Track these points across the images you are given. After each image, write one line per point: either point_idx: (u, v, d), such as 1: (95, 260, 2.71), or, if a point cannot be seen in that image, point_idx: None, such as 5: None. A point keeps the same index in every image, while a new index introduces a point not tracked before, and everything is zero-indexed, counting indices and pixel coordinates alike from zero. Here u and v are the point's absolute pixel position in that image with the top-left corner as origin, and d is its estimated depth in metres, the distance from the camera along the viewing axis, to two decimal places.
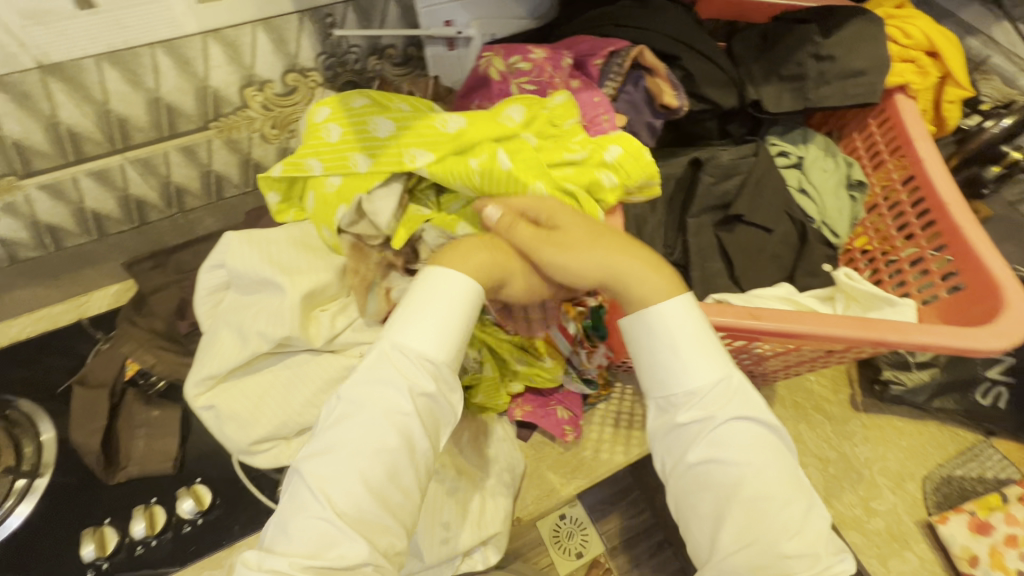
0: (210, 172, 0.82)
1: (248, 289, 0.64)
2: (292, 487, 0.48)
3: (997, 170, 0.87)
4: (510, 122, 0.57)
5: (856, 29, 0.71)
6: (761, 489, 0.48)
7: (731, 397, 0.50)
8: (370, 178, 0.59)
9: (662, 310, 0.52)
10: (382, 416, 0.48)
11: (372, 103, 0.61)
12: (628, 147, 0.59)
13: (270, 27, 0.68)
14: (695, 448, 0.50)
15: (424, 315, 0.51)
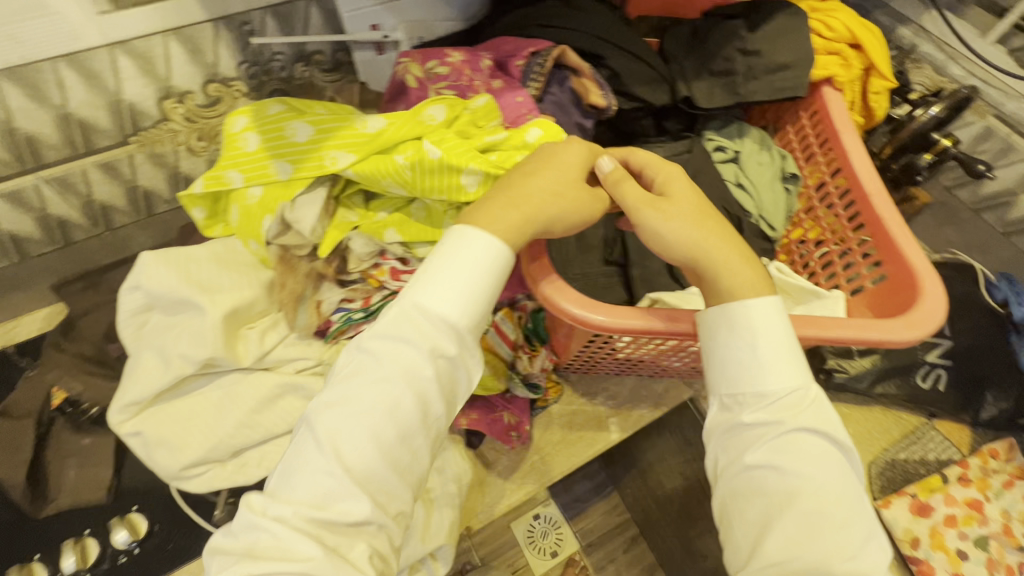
0: (136, 187, 0.79)
1: (169, 309, 0.62)
2: (302, 434, 0.46)
3: (929, 158, 0.87)
4: (431, 120, 0.56)
5: (778, 24, 0.71)
6: (813, 503, 0.46)
7: (802, 409, 0.49)
8: (293, 186, 0.57)
9: (760, 306, 0.50)
10: (400, 374, 0.46)
11: (292, 110, 0.59)
12: (548, 128, 0.57)
13: (183, 36, 0.65)
14: (755, 451, 0.48)
15: (447, 275, 0.47)
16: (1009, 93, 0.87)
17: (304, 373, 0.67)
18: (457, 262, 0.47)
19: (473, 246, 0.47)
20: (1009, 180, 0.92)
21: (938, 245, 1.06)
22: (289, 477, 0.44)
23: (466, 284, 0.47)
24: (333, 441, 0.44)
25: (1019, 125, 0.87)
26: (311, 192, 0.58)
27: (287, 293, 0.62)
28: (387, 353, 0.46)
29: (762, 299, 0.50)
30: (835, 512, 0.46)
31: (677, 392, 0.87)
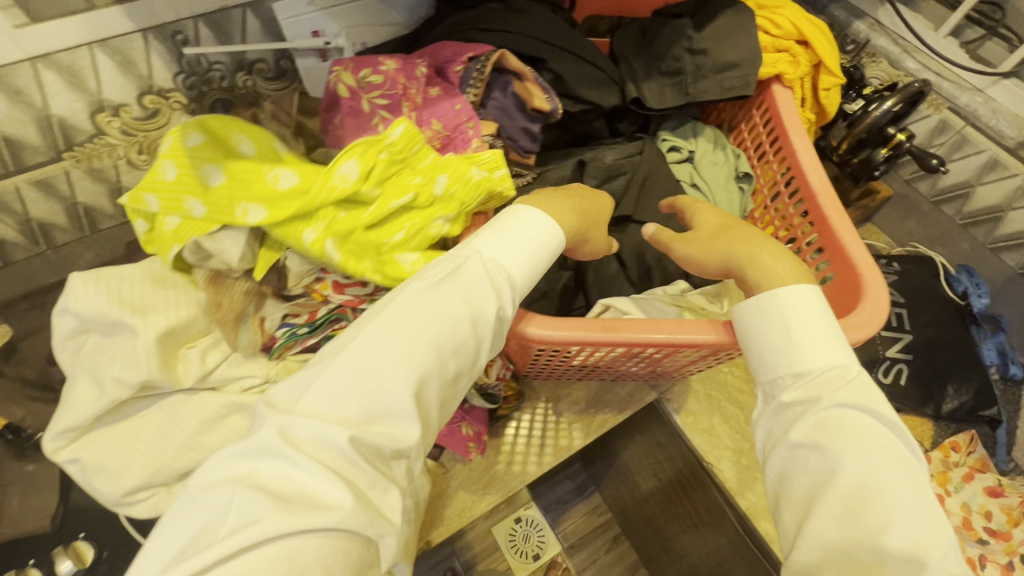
0: (77, 204, 0.76)
1: (104, 331, 0.60)
2: (348, 359, 0.45)
3: (885, 152, 0.88)
4: (344, 181, 0.50)
5: (724, 23, 0.70)
6: (865, 476, 0.45)
7: (847, 385, 0.49)
8: (208, 225, 0.53)
9: (800, 294, 0.51)
10: (451, 319, 0.48)
11: (205, 146, 0.53)
12: (455, 175, 0.53)
13: (111, 47, 0.63)
14: (799, 429, 0.48)
15: (502, 239, 0.52)
16: (962, 85, 0.87)
17: (251, 392, 0.66)
18: (512, 233, 0.52)
19: (529, 227, 0.53)
20: (962, 174, 0.92)
21: (901, 237, 1.06)
22: (315, 405, 0.43)
23: (519, 254, 0.52)
24: (380, 371, 0.44)
25: (972, 118, 0.87)
26: (233, 232, 0.54)
27: (226, 312, 0.61)
28: (441, 295, 0.48)
29: (800, 286, 0.52)
30: (893, 491, 0.44)
31: (642, 394, 0.86)
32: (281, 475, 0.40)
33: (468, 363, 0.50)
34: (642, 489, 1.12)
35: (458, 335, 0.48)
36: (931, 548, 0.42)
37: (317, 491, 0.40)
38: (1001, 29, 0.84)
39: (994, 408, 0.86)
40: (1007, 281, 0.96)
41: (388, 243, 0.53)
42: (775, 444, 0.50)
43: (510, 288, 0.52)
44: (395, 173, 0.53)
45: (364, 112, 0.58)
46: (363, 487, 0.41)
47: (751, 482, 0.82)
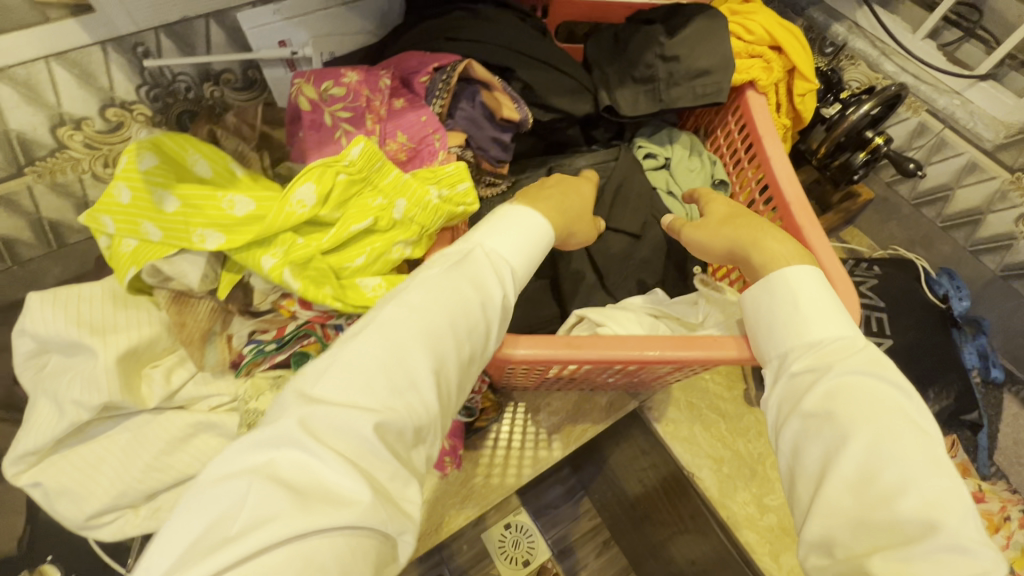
0: (42, 219, 0.75)
1: (65, 350, 0.59)
2: (363, 339, 0.42)
3: (864, 156, 0.87)
4: (301, 206, 0.50)
5: (697, 28, 0.69)
6: (884, 442, 0.41)
7: (857, 354, 0.47)
8: (163, 249, 0.53)
9: (803, 274, 0.52)
10: (464, 305, 0.46)
11: (160, 169, 0.52)
12: (415, 198, 0.53)
13: (69, 61, 0.61)
14: (812, 397, 0.46)
15: (506, 231, 0.52)
16: (941, 88, 0.85)
17: (218, 410, 0.65)
18: (518, 222, 0.53)
19: (531, 219, 0.54)
20: (940, 178, 0.92)
21: (883, 240, 1.07)
22: (336, 390, 0.39)
23: (523, 240, 0.53)
24: (403, 350, 0.42)
25: (950, 121, 0.86)
26: (191, 256, 0.53)
27: (190, 333, 0.60)
28: (457, 277, 0.47)
29: (801, 267, 0.53)
30: (913, 454, 0.40)
31: (622, 403, 0.84)
32: (302, 467, 0.36)
33: (482, 349, 0.48)
34: (631, 491, 1.08)
35: (474, 314, 0.46)
36: (963, 516, 0.37)
37: (336, 482, 0.36)
38: (978, 30, 0.82)
39: (975, 412, 0.86)
40: (987, 284, 0.96)
41: (348, 267, 0.52)
42: (788, 415, 0.47)
43: (516, 276, 0.51)
44: (356, 195, 0.52)
45: (326, 125, 0.57)
46: (382, 479, 0.38)
47: (732, 490, 0.81)
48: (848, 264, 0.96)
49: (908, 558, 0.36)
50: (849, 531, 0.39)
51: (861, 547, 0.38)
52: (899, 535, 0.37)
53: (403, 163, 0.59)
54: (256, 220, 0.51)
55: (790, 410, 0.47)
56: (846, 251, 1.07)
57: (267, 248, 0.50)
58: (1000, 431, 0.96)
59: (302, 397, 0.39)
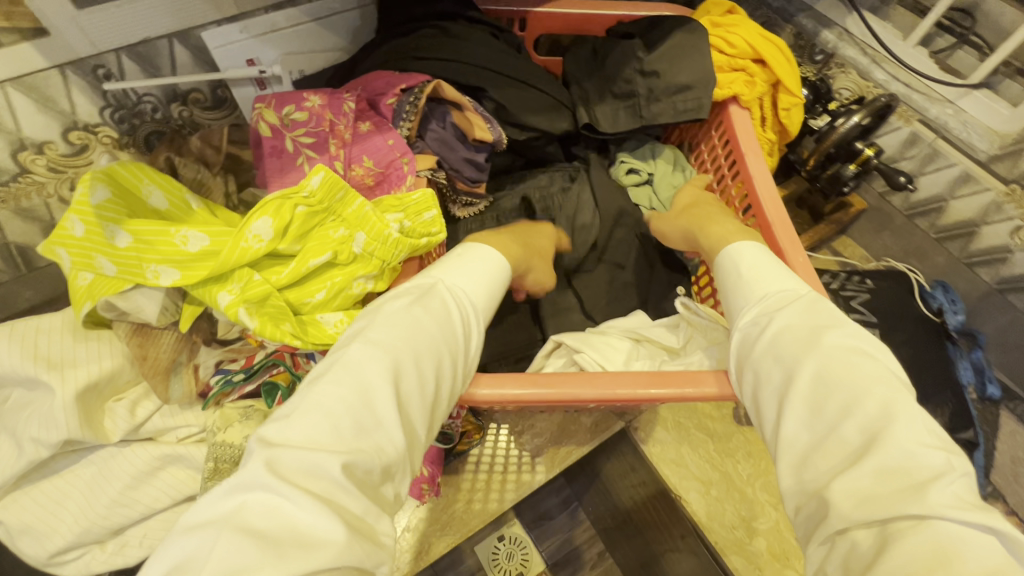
0: (9, 244, 0.73)
1: (25, 386, 0.57)
2: (330, 374, 0.40)
3: (854, 168, 0.85)
4: (257, 241, 0.50)
5: (677, 42, 0.67)
6: (833, 372, 0.42)
7: (798, 300, 0.49)
8: (119, 283, 0.51)
9: (745, 245, 0.55)
10: (435, 332, 0.45)
11: (113, 202, 0.51)
12: (373, 232, 0.52)
13: (26, 86, 0.58)
14: (757, 346, 0.48)
15: (466, 262, 0.51)
16: (933, 97, 0.82)
17: (186, 442, 0.62)
18: (477, 254, 0.53)
19: (489, 257, 0.53)
20: (932, 188, 0.90)
21: (877, 251, 1.05)
22: (299, 433, 0.36)
23: (484, 268, 0.52)
24: (371, 387, 0.39)
25: (943, 131, 0.83)
26: (148, 290, 0.52)
27: (153, 364, 0.58)
28: (423, 309, 0.46)
29: (744, 241, 0.56)
30: (859, 381, 0.41)
31: (608, 424, 0.79)
32: (269, 511, 0.33)
33: (452, 382, 0.46)
34: (624, 503, 0.98)
35: (441, 349, 0.44)
36: (911, 430, 0.39)
37: (302, 521, 0.33)
38: (972, 37, 0.79)
39: (970, 431, 0.83)
40: (983, 297, 0.94)
41: (309, 303, 0.53)
42: (743, 368, 0.49)
43: (480, 306, 0.50)
44: (316, 228, 0.53)
45: (288, 151, 0.57)
46: (355, 516, 0.35)
47: (719, 514, 0.78)
48: (840, 276, 0.94)
49: (864, 480, 0.37)
50: (822, 473, 0.40)
51: (825, 476, 0.40)
52: (853, 457, 0.39)
53: (371, 188, 0.59)
54: (211, 255, 0.51)
55: (744, 363, 0.49)
56: (837, 262, 1.05)
57: (225, 284, 0.51)
58: (996, 448, 0.94)
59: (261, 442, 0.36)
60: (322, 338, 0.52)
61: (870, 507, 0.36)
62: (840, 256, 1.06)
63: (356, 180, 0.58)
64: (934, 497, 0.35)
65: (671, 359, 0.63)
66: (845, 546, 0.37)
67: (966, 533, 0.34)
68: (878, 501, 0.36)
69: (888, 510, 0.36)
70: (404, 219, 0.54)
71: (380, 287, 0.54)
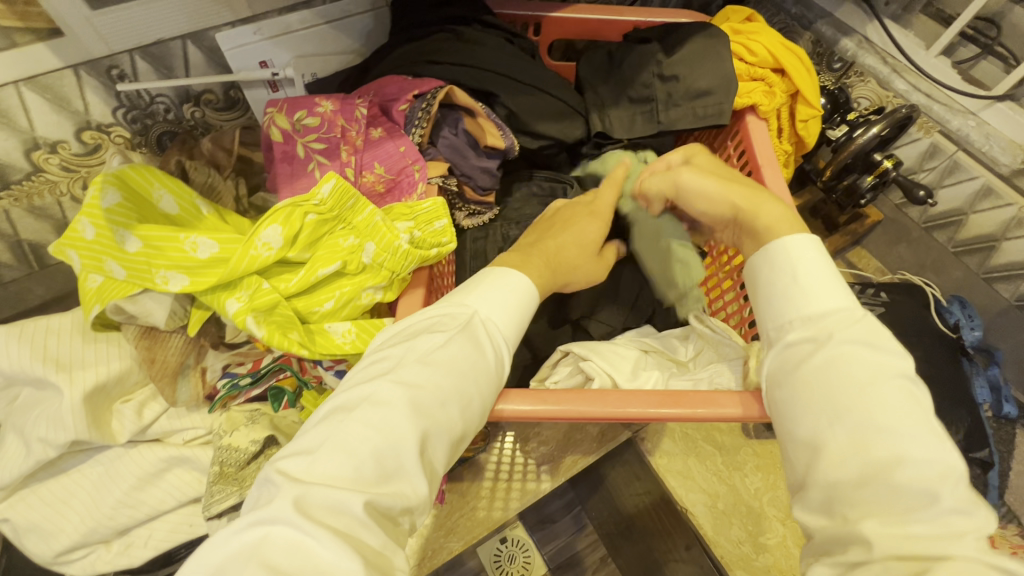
0: (21, 242, 0.74)
1: (34, 385, 0.58)
2: (366, 412, 0.39)
3: (871, 180, 0.84)
4: (267, 249, 0.50)
5: (696, 46, 0.66)
6: (875, 405, 0.40)
7: (858, 325, 0.45)
8: (128, 286, 0.52)
9: (805, 246, 0.49)
10: (468, 374, 0.43)
11: (124, 206, 0.51)
12: (383, 242, 0.52)
13: (40, 86, 0.58)
14: (811, 364, 0.44)
15: (503, 296, 0.48)
16: (955, 108, 0.80)
17: (193, 444, 0.62)
18: (509, 287, 0.49)
19: (520, 287, 0.49)
20: (951, 201, 0.88)
21: (892, 263, 1.04)
22: (327, 471, 0.36)
23: (518, 309, 0.49)
24: (399, 430, 0.38)
25: (964, 143, 0.81)
26: (156, 294, 0.53)
27: (162, 368, 0.57)
28: (454, 351, 0.43)
29: (802, 236, 0.49)
30: (910, 425, 0.39)
31: (615, 433, 0.78)
32: (292, 548, 0.33)
33: (475, 422, 0.44)
34: (627, 508, 0.97)
35: (471, 397, 0.43)
36: (954, 480, 0.38)
37: (329, 558, 0.33)
38: (997, 47, 0.76)
39: (985, 450, 0.82)
40: (1001, 311, 0.93)
41: (317, 312, 0.53)
42: (781, 384, 0.46)
43: (509, 351, 0.48)
44: (331, 236, 0.53)
45: (299, 157, 0.57)
46: (374, 551, 0.35)
47: (725, 527, 0.77)
48: (854, 290, 0.92)
49: (907, 525, 0.37)
50: (856, 500, 0.39)
51: (857, 506, 0.38)
52: (900, 506, 0.37)
53: (381, 194, 0.59)
54: (220, 262, 0.51)
55: (785, 379, 0.45)
56: (854, 275, 1.03)
57: (233, 291, 0.51)
58: (1011, 467, 0.92)
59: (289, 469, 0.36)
60: (328, 347, 0.52)
61: (907, 543, 0.36)
62: (854, 268, 1.05)
63: (367, 187, 0.58)
64: (970, 548, 0.35)
65: (680, 372, 0.62)
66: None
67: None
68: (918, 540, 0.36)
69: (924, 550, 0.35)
70: (414, 227, 0.54)
71: (388, 297, 0.55)
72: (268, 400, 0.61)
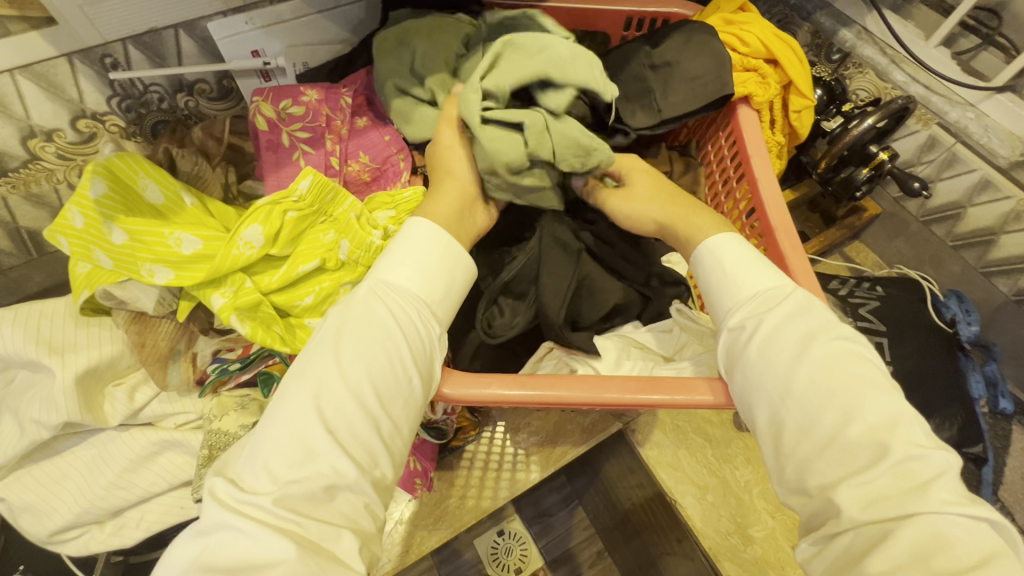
0: (20, 229, 0.75)
1: (29, 368, 0.59)
2: (275, 402, 0.42)
3: (867, 172, 0.83)
4: (249, 247, 0.53)
5: (682, 36, 0.66)
6: (810, 382, 0.42)
7: (786, 300, 0.47)
8: (115, 275, 0.55)
9: (726, 238, 0.52)
10: (369, 332, 0.44)
11: (110, 198, 0.54)
12: (356, 239, 0.56)
13: (35, 74, 0.59)
14: (751, 350, 0.46)
15: (408, 252, 0.49)
16: (953, 100, 0.78)
17: (184, 428, 0.62)
18: (415, 239, 0.49)
19: (427, 237, 0.50)
20: (948, 194, 0.87)
21: (890, 257, 1.03)
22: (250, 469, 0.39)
23: (426, 261, 0.49)
24: (300, 410, 0.40)
25: (962, 136, 0.80)
26: (147, 278, 0.54)
27: (152, 352, 0.58)
28: (354, 319, 0.45)
29: (717, 233, 0.53)
30: (850, 389, 0.41)
31: (605, 425, 0.78)
32: (228, 545, 0.36)
33: (398, 380, 0.44)
34: (622, 502, 0.97)
35: (371, 354, 0.43)
36: (902, 429, 0.39)
37: (256, 543, 0.35)
38: (997, 37, 0.75)
39: (979, 446, 0.81)
40: (999, 307, 0.92)
41: (299, 305, 0.57)
42: (734, 374, 0.48)
43: (420, 306, 0.47)
44: (305, 230, 0.56)
45: (284, 145, 0.59)
46: (310, 526, 0.37)
47: (714, 519, 0.77)
48: (849, 283, 0.90)
49: (872, 485, 0.38)
50: (826, 477, 0.40)
51: (827, 481, 0.40)
52: (856, 466, 0.39)
53: (367, 183, 0.63)
54: (204, 258, 0.54)
55: (734, 368, 0.47)
56: (849, 268, 1.03)
57: (218, 287, 0.54)
58: (1006, 464, 0.91)
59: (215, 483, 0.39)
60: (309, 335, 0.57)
61: (875, 508, 0.37)
62: (851, 262, 1.05)
63: (353, 175, 0.63)
64: (934, 498, 0.36)
65: (664, 363, 0.62)
66: (841, 547, 0.38)
67: (954, 525, 0.35)
68: (885, 501, 0.37)
69: (890, 511, 0.37)
70: (395, 215, 0.59)
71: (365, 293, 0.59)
72: (258, 386, 0.62)
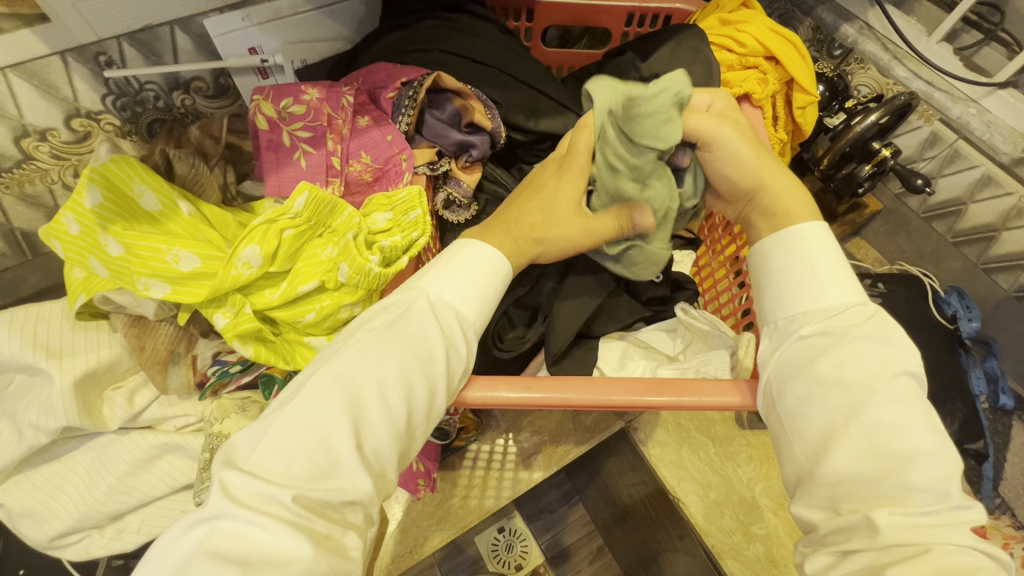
0: (14, 230, 0.74)
1: (26, 371, 0.58)
2: (301, 404, 0.40)
3: (870, 169, 0.82)
4: (247, 267, 0.53)
5: (672, 48, 0.66)
6: (882, 409, 0.41)
7: (871, 320, 0.46)
8: (111, 284, 0.54)
9: (826, 241, 0.49)
10: (411, 353, 0.43)
11: (106, 207, 0.53)
12: (353, 260, 0.53)
13: (28, 72, 0.58)
14: (825, 360, 0.44)
15: (464, 274, 0.48)
16: (954, 95, 0.78)
17: (184, 431, 0.61)
18: (476, 263, 0.49)
19: (489, 261, 0.49)
20: (951, 190, 0.87)
21: (890, 253, 1.03)
22: (267, 466, 0.38)
23: (479, 288, 0.48)
24: (329, 420, 0.39)
25: (965, 132, 0.80)
26: (143, 284, 0.54)
27: (152, 355, 0.58)
28: (398, 335, 0.44)
29: (819, 231, 0.49)
30: (908, 421, 0.41)
31: (608, 424, 0.78)
32: (237, 539, 0.35)
33: (426, 406, 0.44)
34: (623, 500, 0.97)
35: (410, 377, 0.42)
36: (955, 475, 0.40)
37: (273, 555, 0.35)
38: (1000, 33, 0.74)
39: (980, 442, 0.82)
40: (999, 303, 0.93)
41: (300, 322, 0.56)
42: (790, 378, 0.45)
43: (466, 331, 0.47)
44: (304, 243, 0.55)
45: (285, 145, 0.59)
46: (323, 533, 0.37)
47: (717, 518, 0.77)
48: None
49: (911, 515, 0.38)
50: (853, 497, 0.40)
51: (862, 503, 0.40)
52: (906, 500, 0.39)
53: (369, 183, 0.62)
54: (203, 276, 0.54)
55: (794, 372, 0.45)
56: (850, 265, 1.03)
57: (220, 305, 0.55)
58: (1006, 459, 0.92)
59: (229, 469, 0.38)
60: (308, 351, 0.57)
61: (910, 533, 0.38)
62: (852, 258, 1.05)
63: (354, 176, 0.61)
64: (964, 535, 0.38)
65: (669, 363, 0.63)
66: (851, 562, 0.38)
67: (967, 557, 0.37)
68: (919, 529, 0.38)
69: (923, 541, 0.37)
70: (393, 218, 0.58)
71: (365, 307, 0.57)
72: (258, 387, 0.61)
